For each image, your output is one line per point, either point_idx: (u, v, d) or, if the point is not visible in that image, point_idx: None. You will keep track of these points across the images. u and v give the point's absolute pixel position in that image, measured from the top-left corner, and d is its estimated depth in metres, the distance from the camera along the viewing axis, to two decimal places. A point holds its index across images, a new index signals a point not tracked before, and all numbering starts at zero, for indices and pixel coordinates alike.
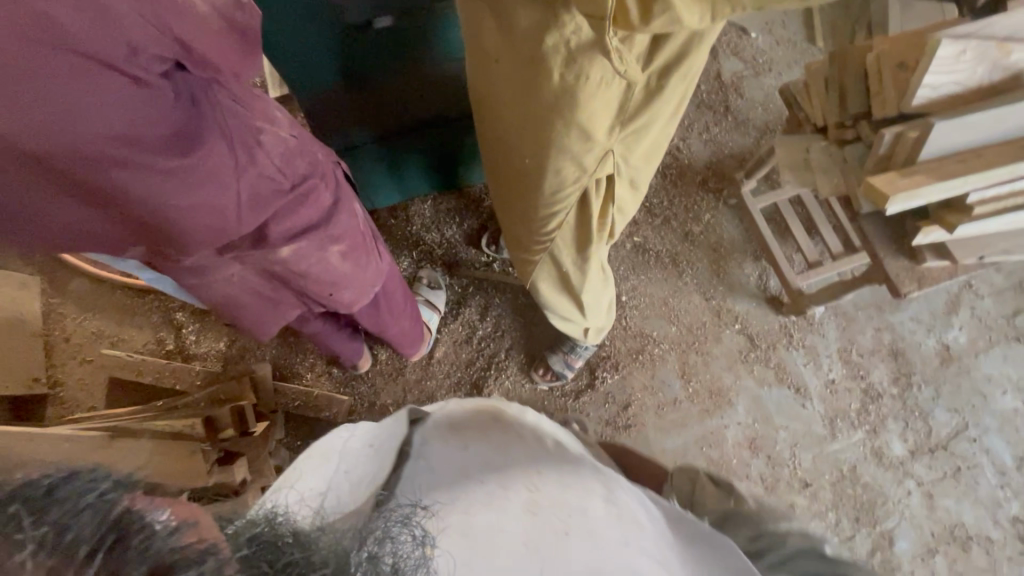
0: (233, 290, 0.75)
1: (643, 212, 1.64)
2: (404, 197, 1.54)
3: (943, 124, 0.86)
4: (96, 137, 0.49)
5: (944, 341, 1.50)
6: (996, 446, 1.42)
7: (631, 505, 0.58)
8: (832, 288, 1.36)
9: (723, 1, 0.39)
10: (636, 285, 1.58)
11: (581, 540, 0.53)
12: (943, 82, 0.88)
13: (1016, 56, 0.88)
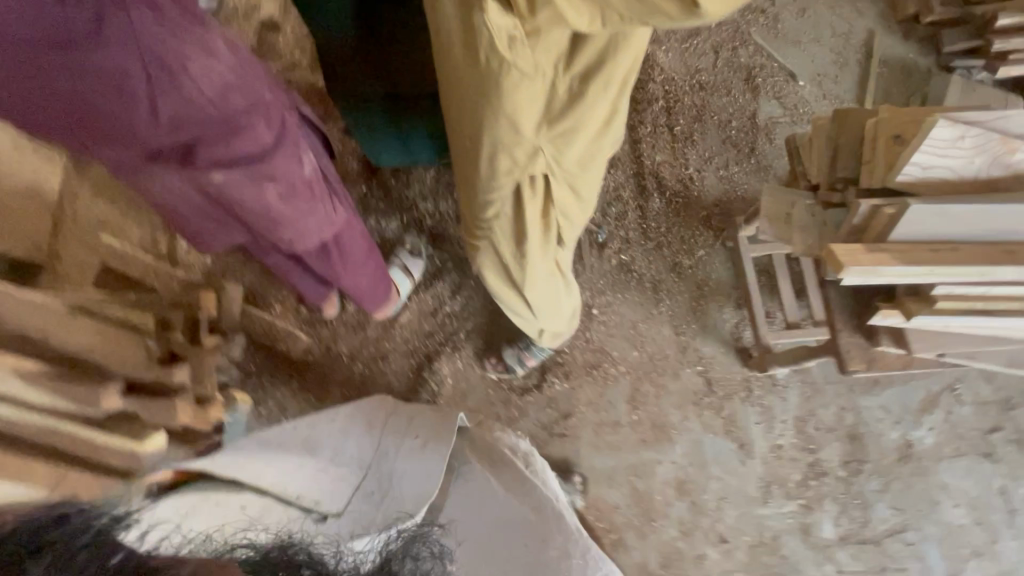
0: (179, 197, 0.82)
1: (638, 233, 1.62)
2: (407, 162, 1.56)
3: (916, 208, 0.83)
4: (17, 28, 0.58)
5: (908, 437, 1.44)
6: (929, 556, 1.37)
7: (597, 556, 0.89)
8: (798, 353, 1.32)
9: (602, 10, 0.52)
10: (610, 301, 1.57)
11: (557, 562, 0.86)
12: (933, 163, 0.85)
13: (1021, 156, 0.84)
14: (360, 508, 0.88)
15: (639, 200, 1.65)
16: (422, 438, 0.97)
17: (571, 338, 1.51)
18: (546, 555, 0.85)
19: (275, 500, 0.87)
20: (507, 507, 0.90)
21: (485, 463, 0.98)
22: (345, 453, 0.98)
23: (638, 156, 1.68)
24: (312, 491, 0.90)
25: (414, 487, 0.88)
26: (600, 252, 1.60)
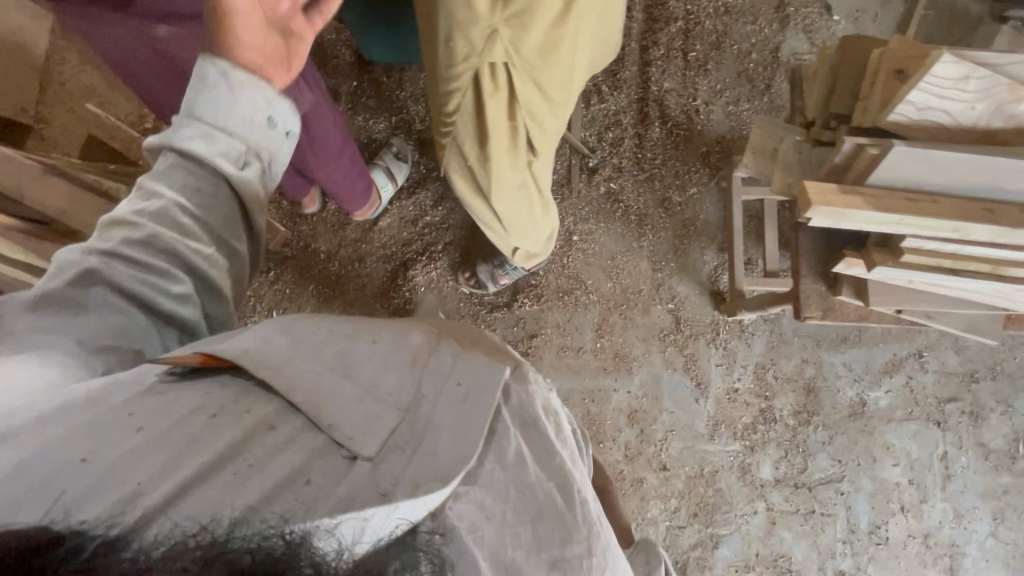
0: (143, 70, 0.84)
1: (632, 163, 1.57)
2: (401, 59, 1.48)
3: (900, 150, 0.78)
4: None
5: (863, 396, 1.46)
6: (858, 506, 1.43)
7: None
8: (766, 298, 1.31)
9: None
10: (593, 230, 1.55)
11: None
12: (929, 105, 0.79)
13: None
14: (404, 457, 0.48)
15: (638, 128, 1.58)
16: (468, 382, 0.56)
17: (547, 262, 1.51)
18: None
19: (304, 424, 0.49)
20: (551, 513, 0.50)
21: (520, 425, 0.55)
22: (365, 377, 0.54)
23: (645, 80, 1.59)
24: (344, 417, 0.49)
25: (454, 452, 0.49)
26: (590, 177, 1.56)
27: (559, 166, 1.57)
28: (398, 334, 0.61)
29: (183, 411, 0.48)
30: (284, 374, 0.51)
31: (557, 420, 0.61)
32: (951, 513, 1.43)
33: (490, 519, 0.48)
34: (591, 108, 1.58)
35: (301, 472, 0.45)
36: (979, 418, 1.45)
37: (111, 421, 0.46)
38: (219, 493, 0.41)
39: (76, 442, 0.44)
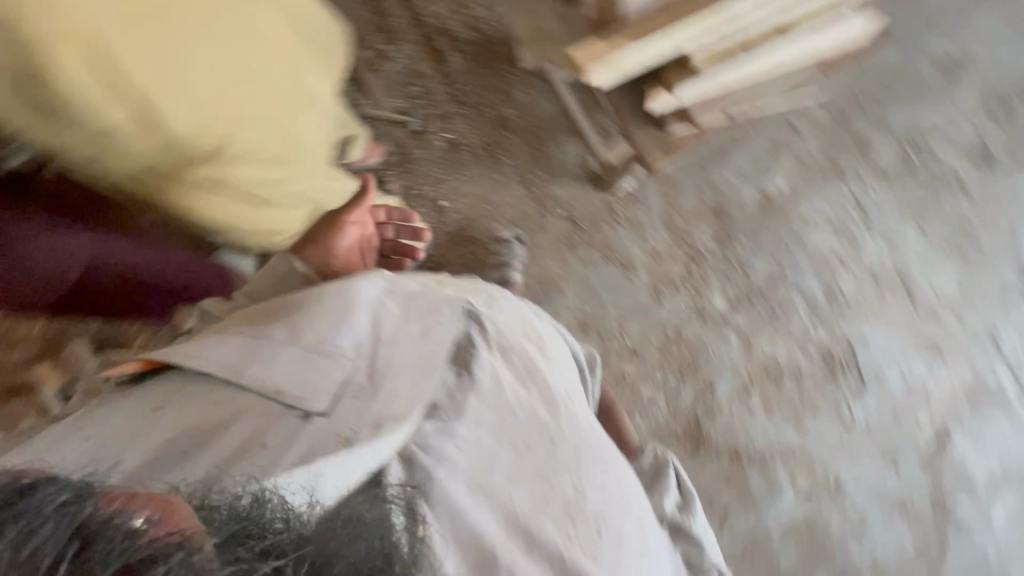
0: None
1: (451, 102, 1.50)
2: None
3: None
4: None
5: (764, 189, 1.50)
6: (809, 284, 1.50)
7: (609, 477, 0.75)
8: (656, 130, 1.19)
9: None
10: (454, 186, 1.50)
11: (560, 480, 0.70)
12: None
13: None
14: (369, 395, 0.69)
15: (438, 66, 1.50)
16: (421, 323, 0.76)
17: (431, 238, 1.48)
18: (547, 461, 0.71)
19: (258, 398, 0.68)
20: (524, 415, 0.73)
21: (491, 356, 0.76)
22: (318, 338, 0.73)
23: (415, 18, 1.51)
24: (295, 386, 0.68)
25: (411, 384, 0.70)
26: (422, 139, 1.50)
27: (390, 147, 1.50)
28: (343, 287, 0.79)
29: (130, 414, 0.68)
30: (233, 365, 0.70)
31: (531, 336, 0.84)
32: (884, 243, 1.50)
33: (460, 444, 0.67)
34: (384, 76, 1.51)
35: (255, 435, 0.64)
36: (867, 150, 1.51)
37: (66, 431, 0.67)
38: (178, 467, 0.59)
39: (74, 429, 0.66)
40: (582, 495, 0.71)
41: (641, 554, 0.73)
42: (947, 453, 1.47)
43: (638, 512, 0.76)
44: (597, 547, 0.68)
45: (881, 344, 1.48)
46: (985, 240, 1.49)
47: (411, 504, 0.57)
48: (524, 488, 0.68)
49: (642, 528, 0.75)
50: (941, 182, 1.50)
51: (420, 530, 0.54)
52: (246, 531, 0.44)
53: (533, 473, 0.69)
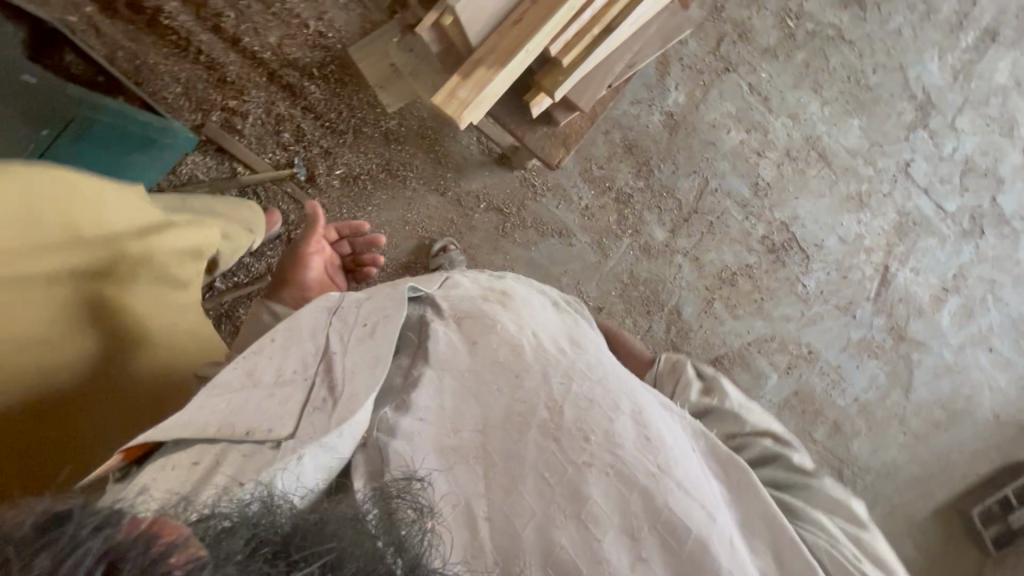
0: None
1: (329, 136, 1.39)
2: None
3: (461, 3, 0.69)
4: None
5: (666, 109, 1.48)
6: (734, 184, 1.52)
7: (606, 386, 0.67)
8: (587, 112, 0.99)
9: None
10: (369, 219, 1.42)
11: (541, 412, 0.63)
12: None
13: None
14: (333, 400, 0.61)
15: (298, 101, 1.37)
16: (370, 319, 0.69)
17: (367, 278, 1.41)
18: (523, 400, 0.64)
19: (225, 445, 0.56)
20: (485, 361, 0.67)
21: (449, 326, 0.71)
22: (270, 374, 0.63)
23: (252, 57, 1.35)
24: (262, 420, 0.58)
25: (368, 377, 0.62)
26: (316, 185, 1.40)
27: (286, 205, 1.39)
28: (290, 321, 0.68)
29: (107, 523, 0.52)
30: (194, 422, 0.57)
31: (492, 295, 0.76)
32: (790, 120, 1.52)
33: (423, 416, 0.63)
34: (245, 133, 1.36)
35: (235, 474, 0.52)
36: (748, 34, 1.48)
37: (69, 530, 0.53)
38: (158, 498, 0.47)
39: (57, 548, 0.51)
40: (560, 412, 0.63)
41: (650, 442, 0.63)
42: (892, 287, 1.60)
43: (635, 405, 0.67)
44: (591, 457, 0.61)
45: (811, 215, 1.55)
46: (876, 83, 1.53)
47: (392, 487, 0.53)
48: (499, 432, 0.62)
49: (646, 417, 0.66)
50: (824, 41, 1.50)
51: (411, 512, 0.50)
52: (258, 534, 0.39)
53: (505, 415, 0.63)
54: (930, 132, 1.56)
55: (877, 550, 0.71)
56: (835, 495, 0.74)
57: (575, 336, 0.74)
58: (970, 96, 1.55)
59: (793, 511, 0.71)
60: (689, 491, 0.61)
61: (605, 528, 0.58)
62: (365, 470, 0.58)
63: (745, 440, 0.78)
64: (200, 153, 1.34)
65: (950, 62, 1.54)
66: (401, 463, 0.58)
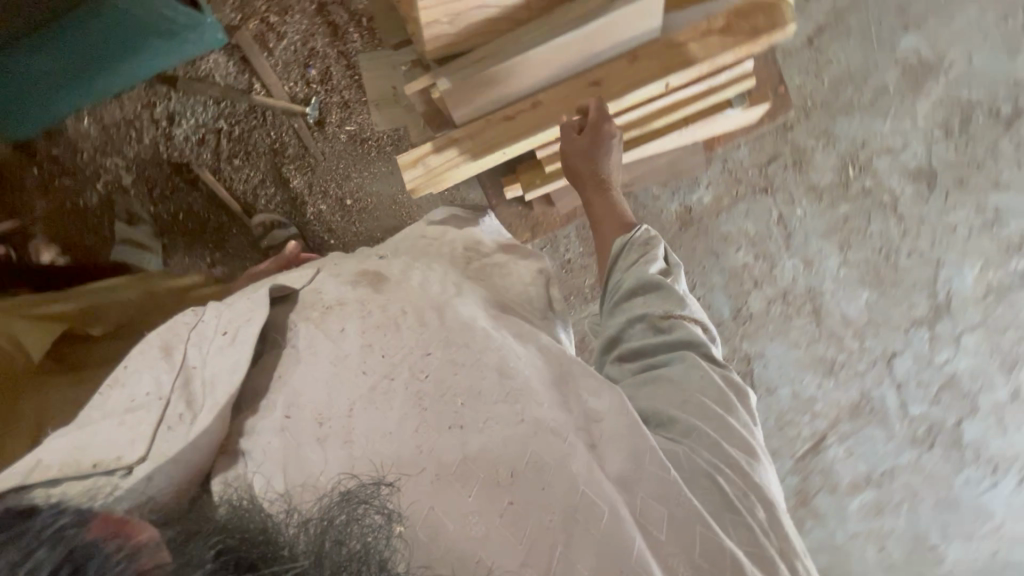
0: None
1: (353, 89, 1.33)
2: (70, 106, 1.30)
3: (448, 88, 0.71)
4: None
5: (687, 203, 1.42)
6: (717, 301, 1.48)
7: (465, 334, 0.68)
8: (575, 205, 0.97)
9: None
10: (360, 184, 1.39)
11: (402, 381, 0.64)
12: (457, 26, 0.68)
13: None
14: (189, 419, 0.61)
15: (336, 44, 1.30)
16: (231, 326, 0.69)
17: (353, 220, 1.40)
18: (384, 382, 0.63)
19: (77, 482, 0.57)
20: (356, 359, 0.65)
21: (306, 345, 0.68)
22: (123, 400, 0.64)
23: None
24: (107, 447, 0.59)
25: (227, 381, 0.63)
26: (323, 132, 1.37)
27: (288, 138, 1.38)
28: (141, 343, 0.71)
29: None
30: (44, 457, 0.59)
31: (362, 280, 0.74)
32: (802, 265, 1.45)
33: (290, 411, 0.63)
34: (274, 52, 1.32)
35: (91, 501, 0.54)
36: (804, 165, 1.39)
37: None
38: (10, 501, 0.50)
39: None
40: (423, 381, 0.64)
41: (516, 395, 0.64)
42: (819, 457, 1.58)
43: (500, 360, 0.66)
44: (462, 416, 0.62)
45: (777, 360, 1.52)
46: (905, 266, 1.44)
47: (359, 492, 0.54)
48: (362, 410, 0.62)
49: (496, 375, 0.65)
50: (875, 204, 1.41)
51: (378, 518, 0.52)
52: (225, 543, 0.45)
53: (365, 394, 0.63)
54: (932, 336, 1.48)
55: (743, 437, 0.67)
56: (711, 378, 0.69)
57: (444, 305, 0.71)
58: (990, 318, 1.47)
59: (700, 412, 0.68)
60: (553, 432, 0.63)
61: (474, 482, 0.59)
62: (219, 476, 0.60)
63: (677, 321, 0.72)
64: (223, 54, 1.32)
65: (987, 278, 1.44)
66: (256, 464, 0.60)
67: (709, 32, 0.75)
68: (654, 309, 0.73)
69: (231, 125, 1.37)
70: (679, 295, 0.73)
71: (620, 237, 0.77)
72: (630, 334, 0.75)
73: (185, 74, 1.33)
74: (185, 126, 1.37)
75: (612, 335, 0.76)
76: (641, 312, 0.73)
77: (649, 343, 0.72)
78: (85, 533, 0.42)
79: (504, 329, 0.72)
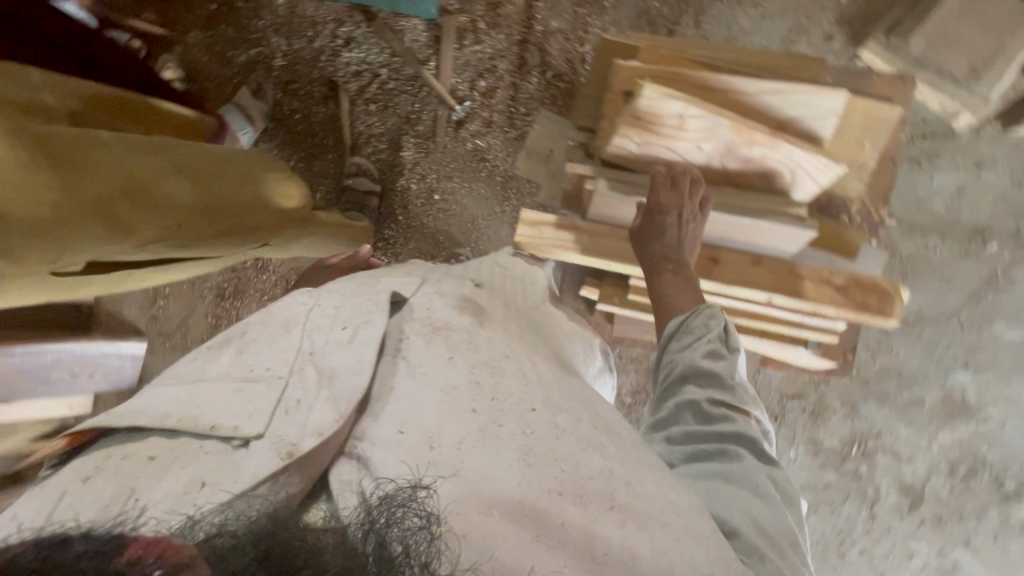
0: None
1: (503, 117, 1.43)
2: None
3: (602, 191, 0.77)
4: None
5: None
6: None
7: (557, 394, 0.61)
8: (628, 330, 1.01)
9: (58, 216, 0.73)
10: (455, 190, 1.47)
11: (511, 429, 0.56)
12: (641, 147, 0.75)
13: (756, 151, 0.70)
14: (305, 408, 0.56)
15: (515, 76, 1.41)
16: (352, 322, 0.65)
17: (445, 217, 1.48)
18: (484, 423, 0.56)
19: (188, 441, 0.54)
20: (466, 393, 0.57)
21: (401, 354, 0.62)
22: (242, 368, 0.61)
23: (529, 18, 1.39)
24: (227, 414, 0.56)
25: (349, 381, 0.58)
26: (456, 133, 1.46)
27: (426, 116, 1.47)
28: (263, 312, 0.69)
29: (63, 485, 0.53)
30: (157, 413, 0.56)
31: (465, 306, 0.69)
32: None
33: (402, 430, 0.55)
34: (464, 50, 1.43)
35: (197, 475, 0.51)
36: (819, 418, 1.44)
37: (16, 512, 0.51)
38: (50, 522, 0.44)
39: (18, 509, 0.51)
40: (529, 434, 0.56)
41: (617, 477, 0.55)
42: None
43: (547, 400, 0.59)
44: (562, 482, 0.54)
45: None
46: (851, 559, 1.46)
47: (395, 495, 0.49)
48: (473, 449, 0.53)
49: (591, 430, 0.58)
50: (858, 490, 1.44)
51: (416, 520, 0.47)
52: (270, 550, 0.43)
53: (474, 434, 0.54)
54: None
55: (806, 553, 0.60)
56: (767, 491, 0.59)
57: (524, 354, 0.65)
58: None
59: (778, 518, 0.59)
60: (619, 510, 0.54)
61: (562, 548, 0.51)
62: (337, 481, 0.53)
63: (729, 412, 0.64)
64: (426, 25, 1.44)
65: None
66: (370, 470, 0.52)
67: (827, 282, 0.80)
68: (702, 396, 0.64)
69: (390, 77, 1.46)
70: (736, 388, 0.65)
71: (679, 314, 0.71)
72: (679, 421, 0.66)
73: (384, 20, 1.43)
74: (354, 55, 1.46)
75: (661, 418, 0.68)
76: (689, 398, 0.65)
77: (697, 434, 0.64)
78: (118, 558, 0.39)
79: (570, 386, 0.64)
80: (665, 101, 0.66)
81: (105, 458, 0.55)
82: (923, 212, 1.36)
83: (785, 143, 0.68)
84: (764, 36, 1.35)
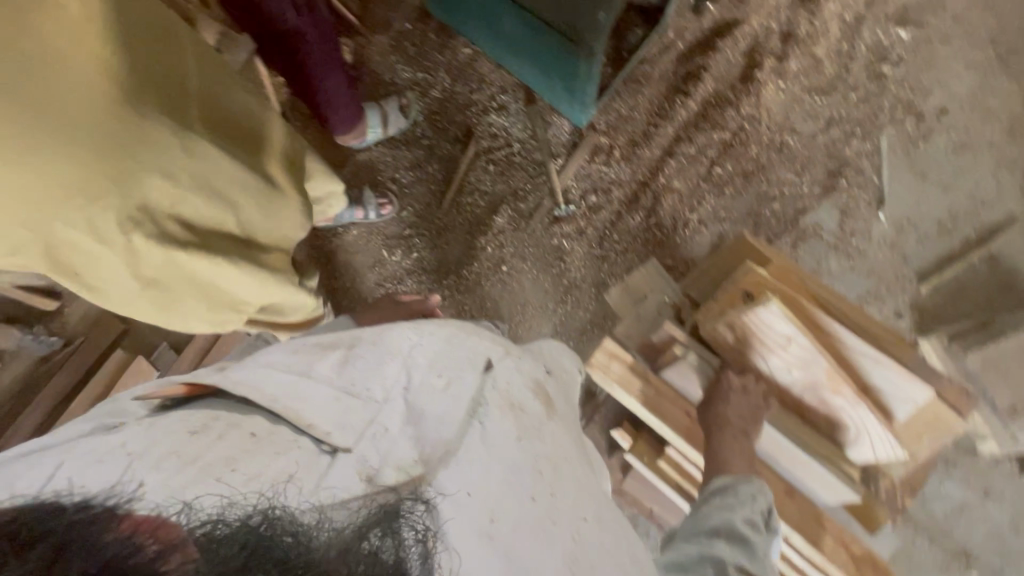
0: None
1: (598, 234, 1.52)
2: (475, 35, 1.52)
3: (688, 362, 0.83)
4: None
5: None
6: None
7: (605, 518, 0.64)
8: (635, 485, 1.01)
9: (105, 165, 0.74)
10: (522, 271, 1.54)
11: (561, 531, 0.58)
12: (737, 346, 0.80)
13: (836, 400, 0.75)
14: (390, 439, 0.58)
15: (623, 208, 1.52)
16: (447, 373, 0.66)
17: (505, 289, 1.54)
18: (535, 512, 0.58)
19: (286, 429, 0.57)
20: (529, 481, 0.60)
21: (473, 416, 0.63)
22: (338, 378, 0.63)
23: (659, 167, 1.53)
24: (333, 423, 0.58)
25: (441, 430, 0.61)
26: (550, 225, 1.54)
27: (532, 198, 1.56)
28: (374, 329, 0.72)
29: (167, 430, 0.55)
30: (268, 394, 0.59)
31: (539, 394, 0.71)
32: None
33: (473, 493, 0.56)
34: (592, 164, 1.55)
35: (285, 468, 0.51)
36: None
37: (103, 453, 0.52)
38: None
39: (93, 455, 0.52)
40: (574, 539, 0.58)
41: None
42: None
43: (595, 515, 0.63)
44: None
45: None
46: None
47: (392, 506, 0.49)
48: (529, 537, 0.55)
49: (631, 565, 0.60)
50: None
51: (412, 536, 0.48)
52: (253, 540, 0.41)
53: (531, 523, 0.56)
54: None
55: None
56: None
57: (570, 462, 0.67)
58: None
59: None
60: None
61: None
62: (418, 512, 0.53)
63: None
64: (571, 129, 1.57)
65: None
66: None
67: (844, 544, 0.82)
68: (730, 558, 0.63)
69: (519, 152, 1.58)
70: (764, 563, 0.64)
71: (723, 479, 0.73)
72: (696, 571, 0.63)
73: (539, 108, 1.57)
74: (500, 119, 1.59)
75: (675, 560, 0.65)
76: (718, 552, 0.64)
77: None
78: (110, 532, 0.38)
79: (612, 514, 0.66)
80: (779, 323, 0.72)
81: (214, 419, 0.57)
82: (922, 508, 1.39)
83: (866, 408, 0.74)
84: (846, 287, 1.46)
